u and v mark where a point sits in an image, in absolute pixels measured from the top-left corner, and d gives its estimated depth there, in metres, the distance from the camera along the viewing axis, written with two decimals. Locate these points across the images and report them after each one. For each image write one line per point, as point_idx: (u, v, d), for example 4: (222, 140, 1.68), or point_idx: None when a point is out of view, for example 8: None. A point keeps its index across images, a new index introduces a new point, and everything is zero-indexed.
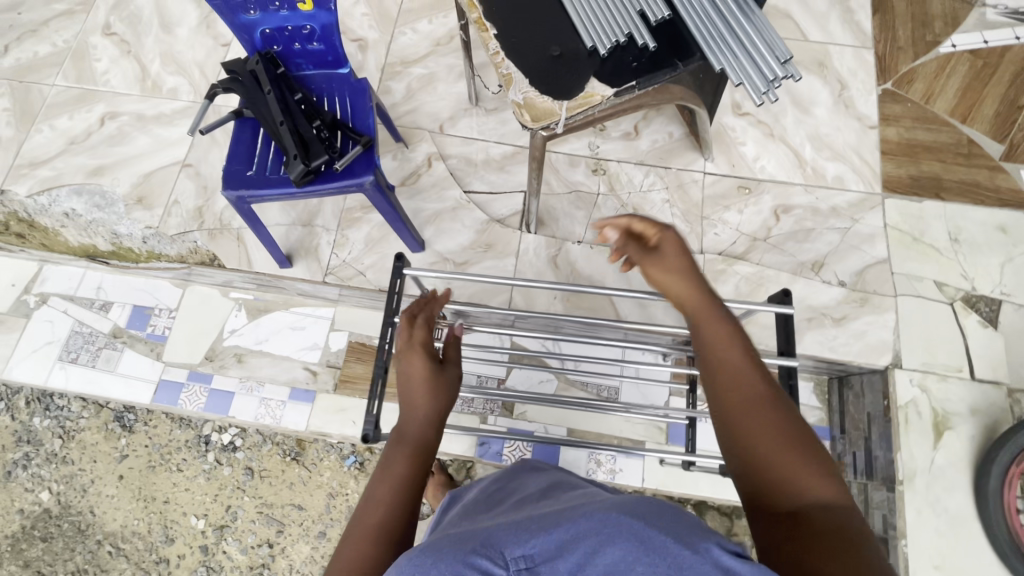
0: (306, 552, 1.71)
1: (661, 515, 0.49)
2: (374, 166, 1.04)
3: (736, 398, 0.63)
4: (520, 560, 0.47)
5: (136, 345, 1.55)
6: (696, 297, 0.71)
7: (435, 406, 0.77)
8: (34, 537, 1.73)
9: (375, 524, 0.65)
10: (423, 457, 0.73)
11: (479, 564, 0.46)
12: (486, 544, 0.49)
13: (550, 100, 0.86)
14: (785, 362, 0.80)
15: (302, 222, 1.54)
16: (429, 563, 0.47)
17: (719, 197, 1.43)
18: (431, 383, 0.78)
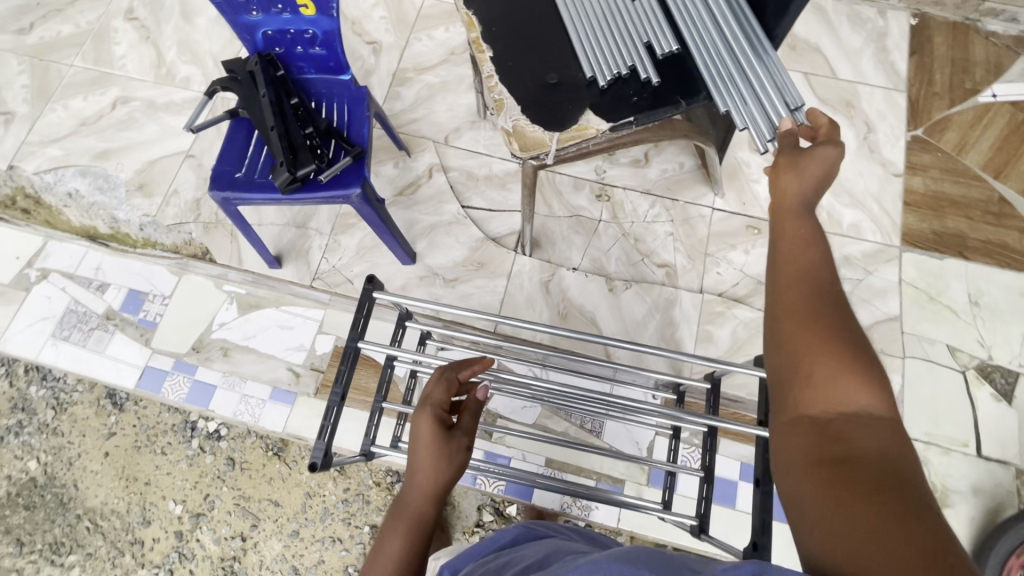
0: (277, 549, 1.70)
1: (652, 562, 0.50)
2: (363, 178, 1.02)
3: (797, 301, 0.57)
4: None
5: (127, 329, 1.55)
6: (794, 202, 0.67)
7: (436, 488, 0.74)
8: (18, 504, 1.75)
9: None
10: (420, 537, 0.72)
11: None
12: None
13: (541, 130, 0.82)
14: (763, 433, 0.74)
15: (296, 223, 1.59)
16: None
17: (726, 234, 1.37)
18: (435, 463, 0.73)
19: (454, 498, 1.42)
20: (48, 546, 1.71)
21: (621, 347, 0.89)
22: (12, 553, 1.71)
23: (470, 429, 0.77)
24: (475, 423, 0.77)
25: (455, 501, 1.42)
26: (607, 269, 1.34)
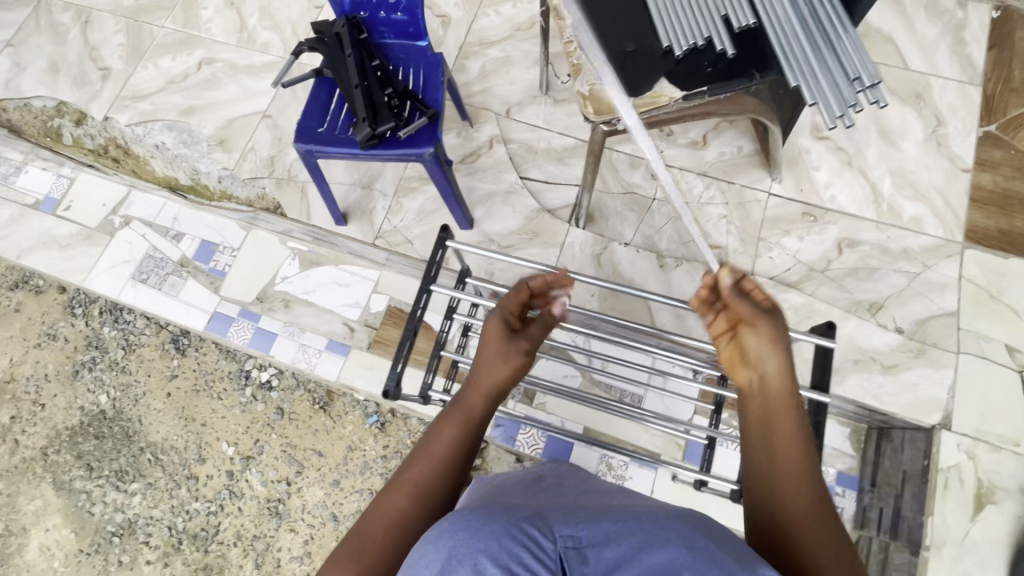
0: (318, 496, 1.80)
1: (717, 537, 0.57)
2: (437, 138, 1.07)
3: (780, 481, 0.68)
4: (566, 539, 0.55)
5: (199, 276, 1.67)
6: (772, 376, 0.75)
7: (493, 383, 0.84)
8: (89, 433, 1.91)
9: (415, 482, 0.73)
10: (471, 427, 0.80)
11: (531, 533, 0.53)
12: (537, 519, 0.57)
13: (616, 95, 0.91)
14: (816, 397, 0.77)
15: (362, 183, 1.65)
16: (481, 521, 0.54)
17: (781, 219, 1.37)
18: (496, 356, 0.85)
19: (487, 463, 1.49)
20: (114, 474, 1.87)
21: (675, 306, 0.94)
22: (82, 476, 1.87)
23: (533, 336, 0.89)
24: (537, 332, 0.90)
25: (492, 462, 1.48)
26: (658, 246, 1.36)
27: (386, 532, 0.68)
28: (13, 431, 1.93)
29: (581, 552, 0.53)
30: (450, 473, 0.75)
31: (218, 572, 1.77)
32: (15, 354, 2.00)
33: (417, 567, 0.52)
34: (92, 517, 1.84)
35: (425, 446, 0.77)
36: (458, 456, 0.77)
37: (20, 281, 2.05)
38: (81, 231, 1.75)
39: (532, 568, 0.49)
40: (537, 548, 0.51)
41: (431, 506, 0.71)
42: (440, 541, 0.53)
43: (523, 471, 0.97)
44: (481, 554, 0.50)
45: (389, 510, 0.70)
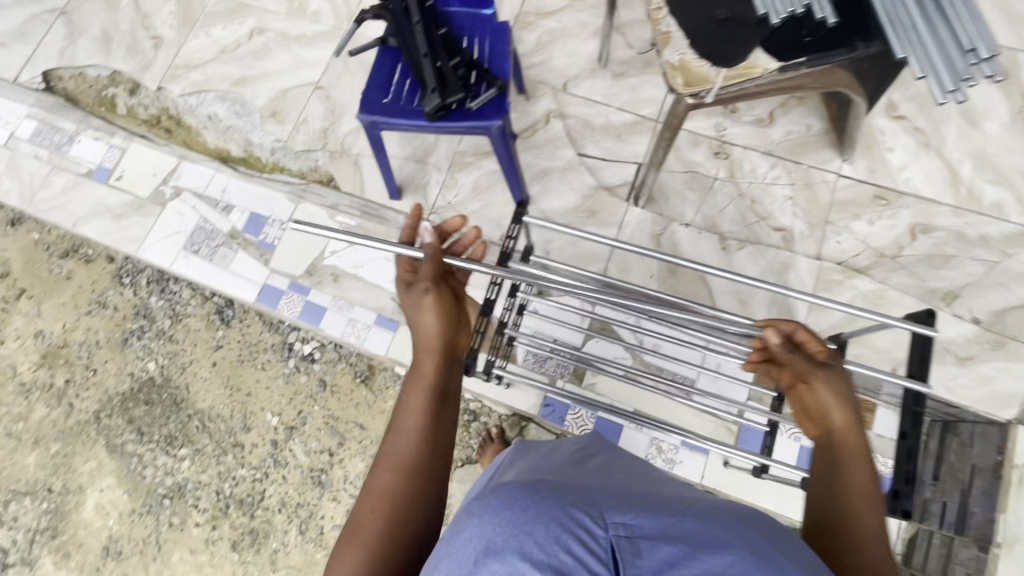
0: (360, 468, 1.84)
1: (784, 544, 0.53)
2: (504, 111, 1.04)
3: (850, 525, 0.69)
4: (618, 526, 0.51)
5: (249, 249, 1.68)
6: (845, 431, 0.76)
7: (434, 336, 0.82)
8: (139, 399, 1.97)
9: (399, 456, 0.74)
10: (438, 388, 0.80)
11: (582, 519, 0.50)
12: (586, 502, 0.53)
13: (708, 66, 0.90)
14: (913, 384, 0.73)
15: (415, 157, 1.62)
16: (528, 501, 0.52)
17: (850, 202, 1.32)
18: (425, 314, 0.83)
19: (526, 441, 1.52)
20: (163, 439, 1.92)
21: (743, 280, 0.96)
22: (133, 440, 1.93)
23: (430, 274, 0.86)
24: (433, 265, 0.85)
25: None
26: (720, 228, 1.32)
27: (379, 511, 0.70)
28: (67, 395, 2.00)
29: (634, 543, 0.49)
30: (428, 437, 0.76)
31: (263, 536, 1.83)
32: (67, 321, 2.05)
33: (458, 541, 0.51)
34: (144, 479, 1.90)
35: (395, 419, 0.77)
36: (433, 419, 0.77)
37: (71, 250, 2.09)
38: (133, 201, 1.78)
39: (582, 555, 0.46)
40: (586, 536, 0.48)
41: (418, 474, 0.73)
42: (483, 517, 0.51)
43: (566, 449, 0.93)
44: (529, 535, 0.48)
45: (378, 490, 0.72)
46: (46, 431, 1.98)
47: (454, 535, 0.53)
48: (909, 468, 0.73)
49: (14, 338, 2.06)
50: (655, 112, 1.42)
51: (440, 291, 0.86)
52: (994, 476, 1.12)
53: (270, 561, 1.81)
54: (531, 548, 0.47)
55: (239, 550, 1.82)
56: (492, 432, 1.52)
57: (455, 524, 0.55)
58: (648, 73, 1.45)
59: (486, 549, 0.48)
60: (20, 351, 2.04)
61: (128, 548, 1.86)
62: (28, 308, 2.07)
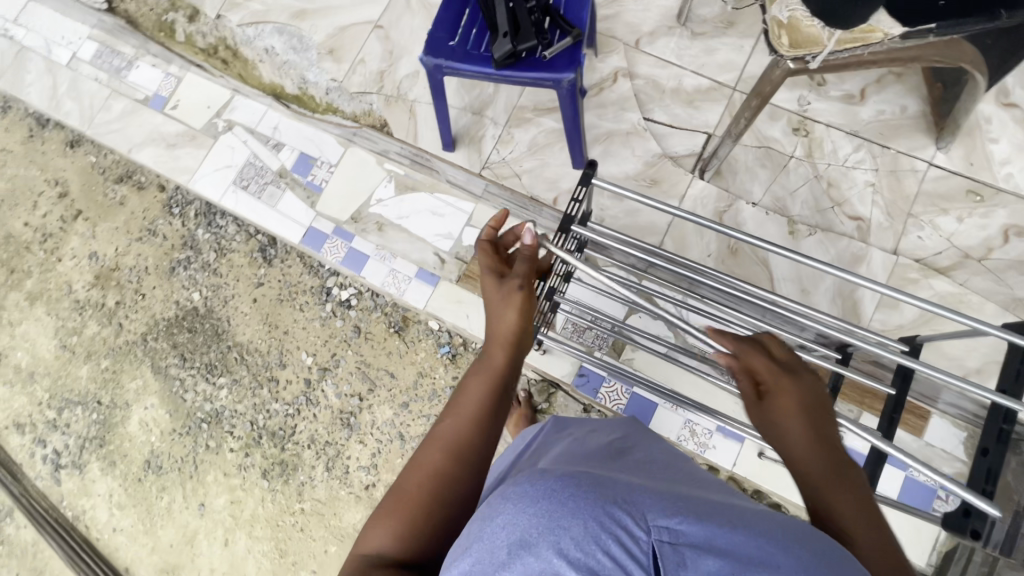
0: (387, 415, 1.88)
1: (838, 563, 0.50)
2: (577, 65, 0.98)
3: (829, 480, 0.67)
4: (661, 531, 0.49)
5: (296, 189, 1.68)
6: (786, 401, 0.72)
7: (510, 323, 0.79)
8: (183, 326, 2.03)
9: (451, 438, 0.70)
10: (502, 378, 0.76)
11: (624, 520, 0.48)
12: (628, 500, 0.51)
13: (820, 26, 0.80)
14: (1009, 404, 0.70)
15: (472, 109, 1.56)
16: (566, 492, 0.50)
17: (939, 195, 1.21)
18: (506, 299, 0.80)
19: (553, 409, 1.52)
20: (204, 366, 2.00)
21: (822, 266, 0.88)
22: (176, 364, 2.01)
23: (525, 273, 0.84)
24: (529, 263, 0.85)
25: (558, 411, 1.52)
26: (790, 211, 1.24)
27: (420, 487, 0.67)
28: (117, 315, 2.08)
29: (678, 551, 0.47)
30: (485, 425, 0.71)
31: (292, 468, 1.91)
32: (119, 245, 2.11)
33: (490, 526, 0.50)
34: (185, 403, 1.99)
35: (454, 401, 0.73)
36: (491, 408, 0.73)
37: (125, 176, 2.14)
38: (187, 131, 1.79)
39: (622, 558, 0.45)
40: (627, 538, 0.46)
41: (468, 460, 0.69)
42: (518, 505, 0.50)
43: (608, 438, 0.89)
44: (566, 531, 0.46)
45: (423, 468, 0.68)
46: (97, 348, 2.07)
47: (486, 519, 0.51)
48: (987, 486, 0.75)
49: (70, 257, 2.14)
50: (733, 79, 1.31)
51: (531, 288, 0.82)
52: None
53: (297, 492, 1.89)
54: (567, 545, 0.45)
55: (269, 478, 1.91)
56: (520, 395, 1.52)
57: (488, 506, 0.53)
58: (730, 36, 1.34)
59: (520, 541, 0.47)
60: (75, 269, 2.13)
61: (167, 464, 1.98)
62: (84, 229, 2.15)
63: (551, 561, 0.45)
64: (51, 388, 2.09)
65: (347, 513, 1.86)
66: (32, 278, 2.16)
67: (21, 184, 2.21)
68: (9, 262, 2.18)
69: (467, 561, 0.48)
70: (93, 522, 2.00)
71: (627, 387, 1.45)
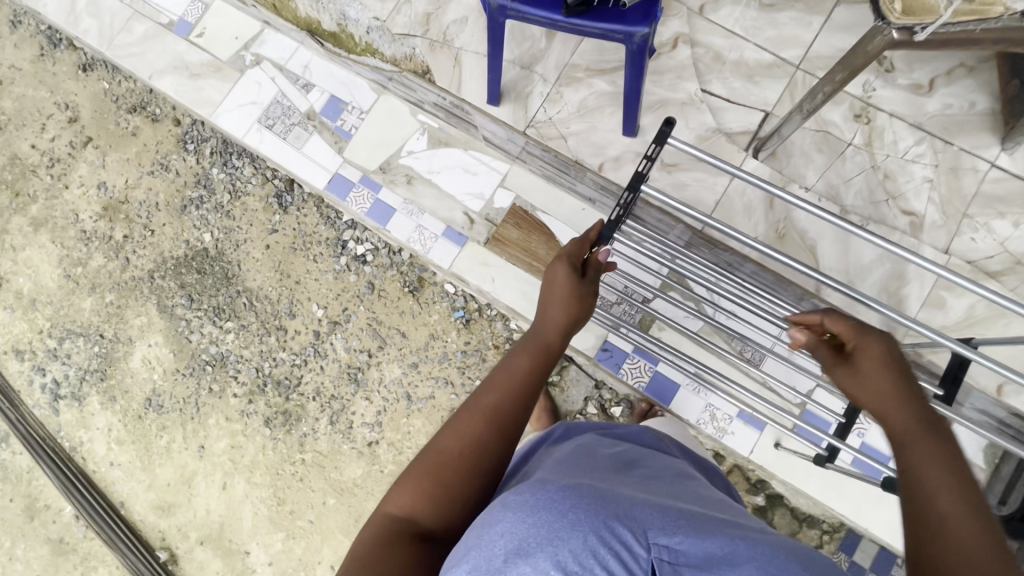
0: (395, 373, 1.85)
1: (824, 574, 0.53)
2: (653, 19, 0.92)
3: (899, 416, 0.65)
4: (661, 549, 0.53)
5: (324, 133, 1.61)
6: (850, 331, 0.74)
7: (569, 319, 0.80)
8: (191, 266, 1.98)
9: (487, 407, 0.71)
10: (546, 361, 0.76)
11: (625, 537, 0.52)
12: (628, 515, 0.55)
13: None
14: None
15: (521, 63, 1.48)
16: (568, 505, 0.53)
17: (997, 197, 1.17)
18: (571, 297, 0.80)
19: (564, 382, 1.53)
20: (212, 309, 1.95)
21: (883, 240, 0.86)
22: (183, 304, 1.97)
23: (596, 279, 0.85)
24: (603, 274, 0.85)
25: (568, 385, 1.53)
26: (842, 200, 1.20)
27: (453, 450, 0.69)
28: (125, 250, 2.02)
29: (677, 570, 0.51)
30: (521, 401, 0.72)
31: (295, 419, 1.89)
32: (130, 177, 2.04)
33: (488, 534, 0.53)
34: (190, 343, 1.96)
35: (496, 375, 0.74)
36: (529, 387, 0.74)
37: (140, 105, 2.05)
38: (212, 61, 1.71)
39: (619, 574, 0.49)
40: (627, 556, 0.50)
41: (500, 433, 0.70)
42: (518, 513, 0.53)
43: (625, 448, 0.86)
44: (565, 543, 0.50)
45: (459, 433, 0.70)
46: (103, 280, 2.02)
47: (485, 526, 0.54)
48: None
49: (78, 185, 2.06)
50: (798, 56, 1.25)
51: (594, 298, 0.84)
52: None
53: (299, 443, 1.88)
54: (565, 557, 0.49)
55: (272, 427, 1.90)
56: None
57: (486, 512, 0.57)
58: (801, 10, 1.27)
59: (518, 550, 0.50)
60: (82, 199, 2.06)
61: (168, 404, 1.95)
62: (94, 157, 2.07)
63: (548, 573, 0.48)
64: (53, 317, 2.05)
65: (348, 467, 1.85)
66: (38, 203, 2.08)
67: (29, 105, 2.12)
68: (14, 184, 2.10)
69: (465, 567, 0.51)
70: (90, 454, 1.99)
71: (650, 365, 1.43)
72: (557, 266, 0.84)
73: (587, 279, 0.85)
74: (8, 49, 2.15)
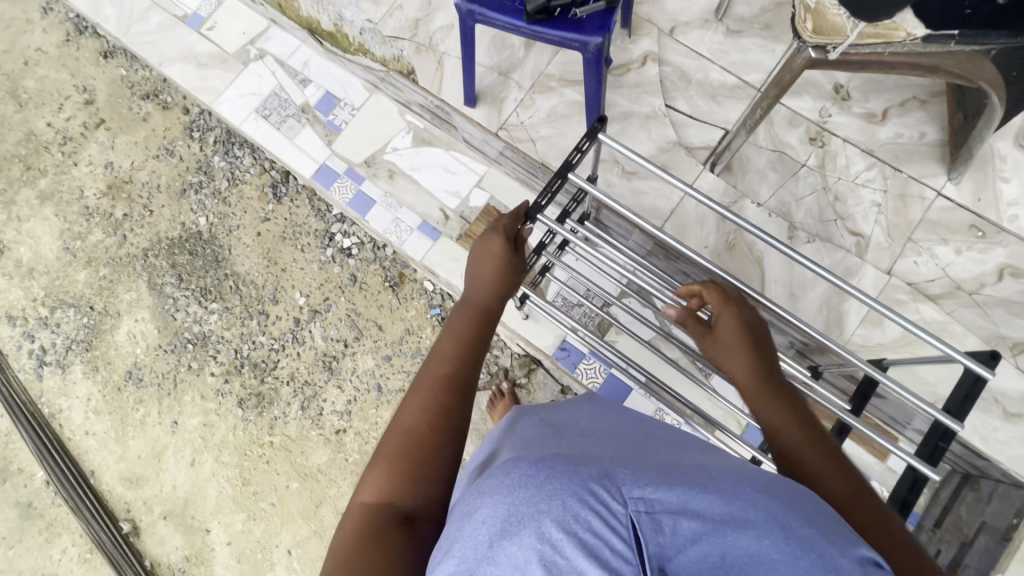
0: (369, 365, 1.90)
1: (807, 509, 0.50)
2: (606, 30, 1.00)
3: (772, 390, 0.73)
4: (638, 502, 0.47)
5: (316, 126, 1.70)
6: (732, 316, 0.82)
7: (501, 284, 0.87)
8: (184, 248, 2.05)
9: (441, 376, 0.75)
10: (488, 325, 0.83)
11: (601, 494, 0.47)
12: (603, 474, 0.50)
13: (844, 15, 0.86)
14: (946, 420, 0.72)
15: (501, 70, 1.56)
16: (542, 477, 0.49)
17: (942, 225, 1.21)
18: (502, 266, 0.88)
19: (531, 384, 1.57)
20: (200, 290, 2.02)
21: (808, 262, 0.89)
22: (173, 283, 2.03)
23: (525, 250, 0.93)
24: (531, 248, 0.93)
25: (534, 386, 1.57)
26: (792, 217, 1.25)
27: (417, 424, 0.70)
28: (123, 227, 2.10)
29: (655, 519, 0.46)
30: (471, 361, 0.77)
31: (268, 402, 1.93)
32: (136, 159, 2.14)
33: (470, 523, 0.48)
34: (174, 321, 2.02)
35: (441, 344, 0.79)
36: (476, 348, 0.79)
37: (152, 93, 2.16)
38: (218, 53, 1.81)
39: (602, 531, 0.44)
40: (605, 511, 0.45)
41: (458, 394, 0.73)
42: (496, 497, 0.49)
43: (583, 417, 0.86)
44: (546, 515, 0.45)
45: (418, 408, 0.72)
46: (99, 255, 2.10)
47: (466, 516, 0.50)
48: (907, 495, 0.74)
49: (87, 163, 2.16)
50: (759, 80, 1.32)
51: (524, 267, 0.92)
52: (1002, 538, 1.07)
53: (269, 426, 1.92)
54: (548, 528, 0.44)
55: (244, 408, 1.94)
56: (504, 387, 1.53)
57: (466, 504, 0.52)
58: (765, 38, 1.34)
59: (502, 532, 0.46)
60: (89, 176, 2.15)
61: (148, 378, 2.01)
62: (104, 138, 2.17)
63: (535, 547, 0.43)
64: (47, 287, 2.12)
65: (314, 453, 1.88)
66: (47, 177, 2.18)
67: (50, 85, 2.23)
68: (26, 158, 2.20)
69: (453, 562, 0.47)
70: (68, 422, 2.03)
71: (605, 367, 1.48)
72: (489, 240, 0.91)
73: (517, 251, 0.93)
74: (37, 33, 2.28)
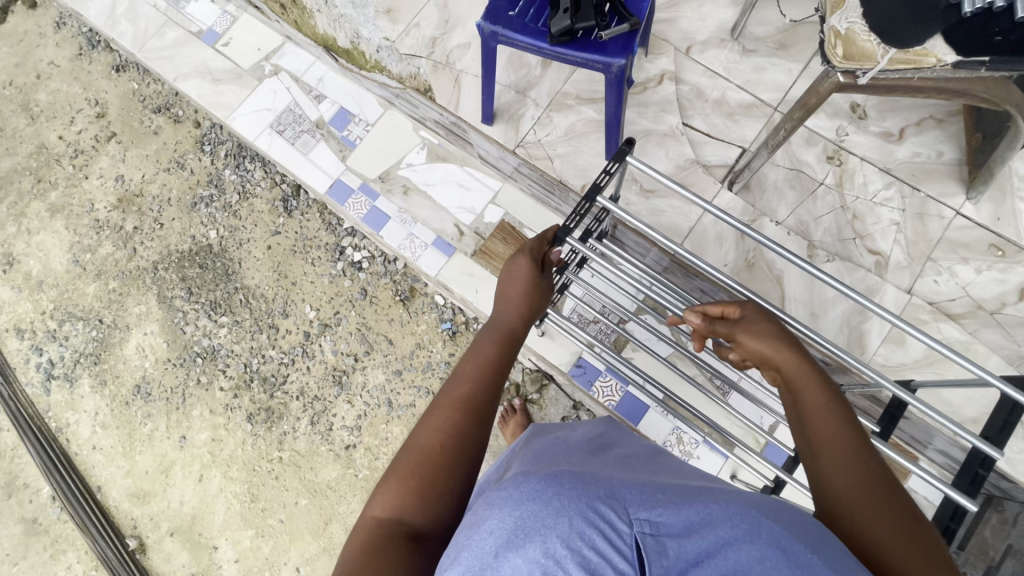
0: (379, 380, 1.88)
1: (817, 538, 0.49)
2: (629, 52, 1.01)
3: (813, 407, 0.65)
4: (643, 523, 0.48)
5: (330, 141, 1.70)
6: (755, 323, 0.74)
7: (525, 306, 0.86)
8: (194, 261, 2.05)
9: (460, 397, 0.73)
10: (510, 347, 0.81)
11: (607, 513, 0.48)
12: (610, 494, 0.51)
13: (874, 42, 0.91)
14: (986, 448, 0.71)
15: (517, 88, 1.57)
16: (549, 492, 0.49)
17: (962, 244, 1.21)
18: (529, 288, 0.87)
19: (543, 400, 1.56)
20: (209, 303, 2.01)
21: (835, 280, 0.87)
22: (182, 296, 2.03)
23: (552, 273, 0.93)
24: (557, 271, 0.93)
25: (546, 402, 1.56)
26: (810, 236, 1.25)
27: (431, 446, 0.69)
28: (133, 240, 2.09)
29: (660, 542, 0.47)
30: (491, 384, 0.75)
31: (277, 416, 1.92)
32: (146, 172, 2.14)
33: (477, 533, 0.48)
34: (183, 334, 2.01)
35: (463, 365, 0.77)
36: (497, 371, 0.77)
37: (164, 107, 2.17)
38: (233, 69, 1.82)
39: (605, 551, 0.45)
40: (610, 532, 0.46)
41: (474, 417, 0.71)
42: (504, 508, 0.49)
43: (600, 438, 0.85)
44: (552, 530, 0.46)
45: (434, 428, 0.70)
46: (109, 268, 2.09)
47: (473, 525, 0.50)
48: (948, 523, 0.72)
49: (97, 176, 2.16)
50: (776, 99, 1.33)
51: (549, 291, 0.91)
52: None
53: (278, 441, 1.90)
54: (553, 544, 0.45)
55: (253, 423, 1.92)
56: (515, 404, 1.52)
57: (473, 514, 0.52)
58: (780, 57, 1.35)
59: (507, 543, 0.46)
60: (99, 189, 2.15)
61: (156, 392, 1.99)
62: (115, 152, 2.17)
63: (539, 561, 0.44)
64: (56, 300, 2.11)
65: (323, 469, 1.87)
66: (57, 190, 2.18)
67: (62, 99, 2.24)
68: (37, 171, 2.20)
69: (457, 570, 0.46)
70: (74, 436, 2.01)
71: (621, 385, 1.47)
72: (518, 260, 0.90)
73: (545, 273, 0.92)
74: (49, 48, 2.30)
